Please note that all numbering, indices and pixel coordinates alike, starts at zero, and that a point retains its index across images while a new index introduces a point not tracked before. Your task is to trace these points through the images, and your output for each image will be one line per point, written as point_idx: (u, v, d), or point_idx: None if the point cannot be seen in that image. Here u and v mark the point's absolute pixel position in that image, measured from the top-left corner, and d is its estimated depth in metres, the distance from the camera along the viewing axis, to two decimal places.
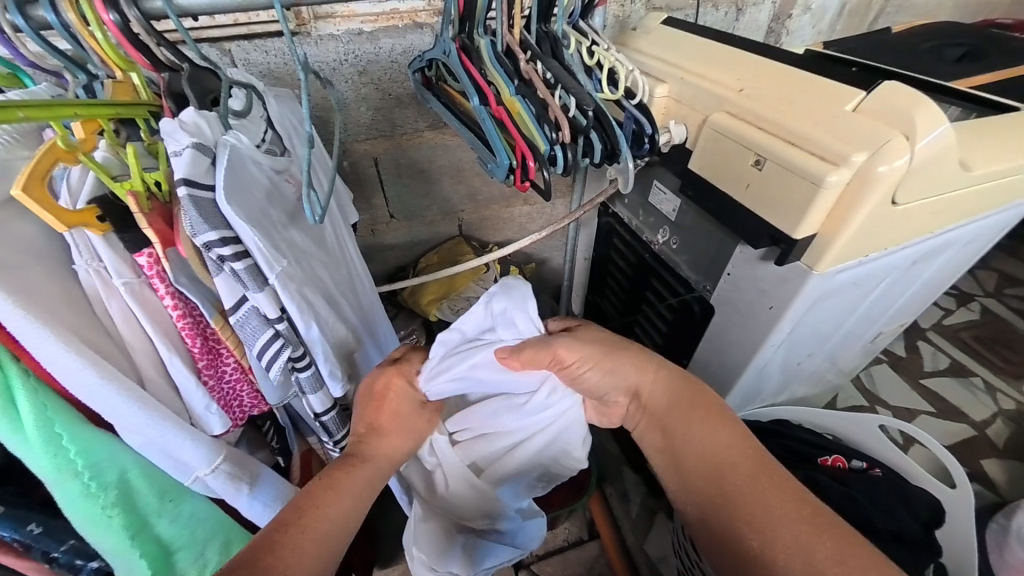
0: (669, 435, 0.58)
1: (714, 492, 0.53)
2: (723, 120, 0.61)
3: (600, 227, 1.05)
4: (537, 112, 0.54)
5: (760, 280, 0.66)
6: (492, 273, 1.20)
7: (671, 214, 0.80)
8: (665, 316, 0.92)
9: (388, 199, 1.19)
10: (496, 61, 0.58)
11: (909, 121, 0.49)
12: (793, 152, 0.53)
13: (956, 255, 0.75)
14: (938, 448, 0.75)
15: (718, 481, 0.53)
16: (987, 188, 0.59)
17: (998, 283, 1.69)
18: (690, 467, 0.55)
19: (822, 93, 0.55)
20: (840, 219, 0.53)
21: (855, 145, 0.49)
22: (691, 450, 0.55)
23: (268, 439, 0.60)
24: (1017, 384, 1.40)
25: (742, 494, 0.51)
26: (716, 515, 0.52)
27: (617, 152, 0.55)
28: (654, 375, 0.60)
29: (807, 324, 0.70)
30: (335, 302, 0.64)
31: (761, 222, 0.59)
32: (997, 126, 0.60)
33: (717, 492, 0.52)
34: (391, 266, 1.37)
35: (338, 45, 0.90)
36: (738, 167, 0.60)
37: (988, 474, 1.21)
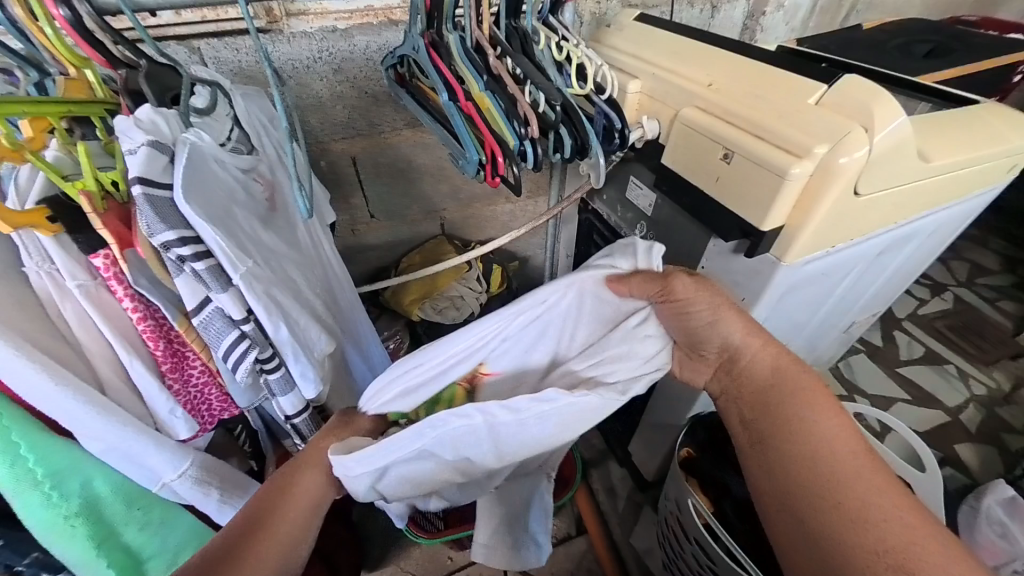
0: (774, 409, 0.53)
1: (786, 455, 0.50)
2: (693, 114, 0.61)
3: (581, 224, 1.05)
4: (507, 107, 0.54)
5: (733, 273, 0.67)
6: (474, 271, 1.20)
7: (648, 209, 0.81)
8: None
9: (367, 199, 1.18)
10: (465, 56, 0.57)
11: (868, 114, 0.50)
12: (758, 145, 0.54)
13: (922, 245, 0.77)
14: (908, 434, 0.77)
15: (812, 463, 0.49)
16: (946, 179, 0.60)
17: (969, 273, 1.74)
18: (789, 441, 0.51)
19: (787, 87, 0.56)
20: (805, 211, 0.54)
21: (817, 137, 0.50)
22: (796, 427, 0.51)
23: (240, 443, 0.61)
24: (988, 370, 1.44)
25: (834, 476, 0.48)
26: (801, 495, 0.49)
27: (587, 148, 0.56)
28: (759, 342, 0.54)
29: (780, 315, 0.71)
30: (308, 302, 0.63)
31: (731, 215, 0.59)
32: (955, 119, 0.62)
33: (798, 464, 0.50)
34: (373, 266, 1.36)
35: (311, 42, 0.89)
36: (708, 161, 0.61)
37: (961, 458, 1.25)
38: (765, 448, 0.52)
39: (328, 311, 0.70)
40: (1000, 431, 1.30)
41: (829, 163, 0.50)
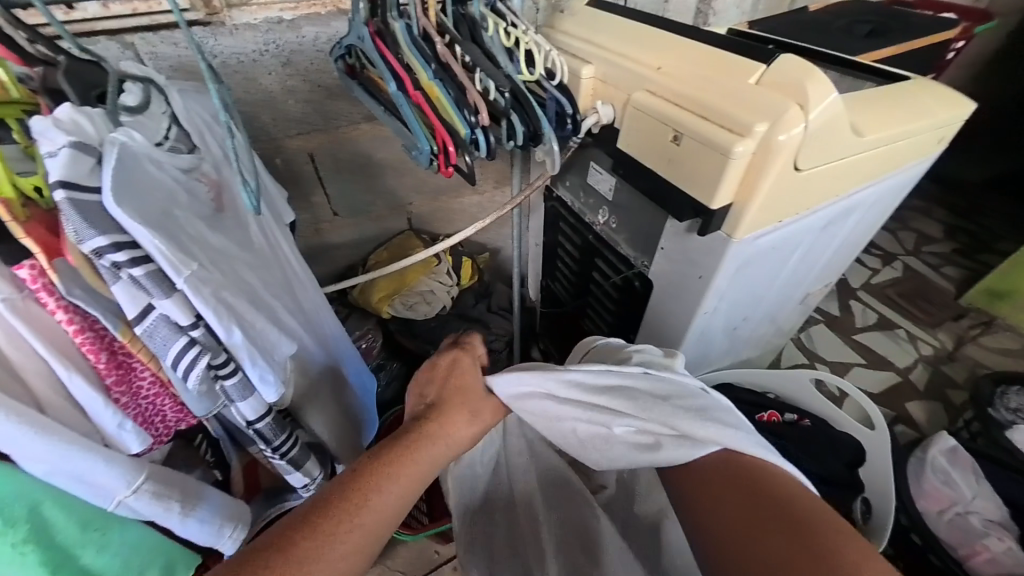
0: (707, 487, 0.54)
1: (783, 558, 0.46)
2: (644, 98, 0.62)
3: (547, 212, 1.05)
4: (457, 96, 0.53)
5: (689, 252, 0.69)
6: (444, 265, 1.19)
7: (609, 194, 0.82)
8: (611, 295, 0.94)
9: (329, 196, 1.15)
10: (412, 45, 0.56)
11: (803, 92, 0.52)
12: (705, 126, 0.55)
13: (864, 216, 0.82)
14: (860, 395, 0.82)
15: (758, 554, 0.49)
16: (881, 152, 0.64)
17: (916, 242, 1.85)
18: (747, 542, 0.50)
19: (729, 68, 0.58)
20: (750, 187, 0.56)
21: (757, 116, 0.52)
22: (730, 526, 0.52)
23: (203, 454, 0.59)
24: (934, 332, 1.55)
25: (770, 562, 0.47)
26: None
27: (540, 133, 0.56)
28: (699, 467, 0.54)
29: (737, 290, 0.74)
30: (265, 304, 0.61)
31: (683, 195, 0.61)
32: (886, 95, 0.65)
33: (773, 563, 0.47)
34: (340, 266, 1.33)
35: (256, 35, 0.85)
36: (659, 143, 0.62)
37: (911, 414, 1.34)
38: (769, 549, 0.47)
39: (288, 312, 0.68)
40: (945, 388, 1.40)
41: (770, 139, 0.52)
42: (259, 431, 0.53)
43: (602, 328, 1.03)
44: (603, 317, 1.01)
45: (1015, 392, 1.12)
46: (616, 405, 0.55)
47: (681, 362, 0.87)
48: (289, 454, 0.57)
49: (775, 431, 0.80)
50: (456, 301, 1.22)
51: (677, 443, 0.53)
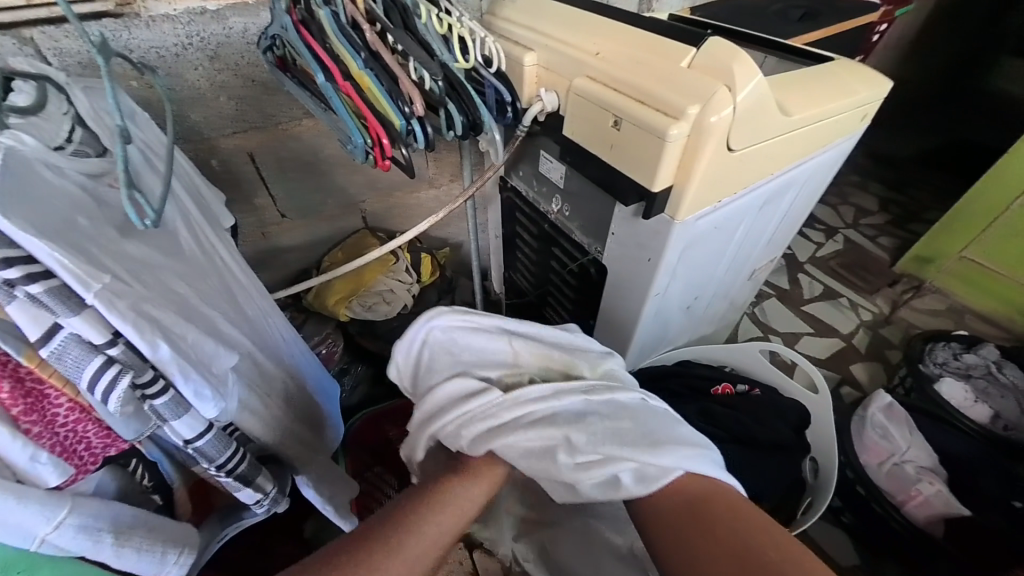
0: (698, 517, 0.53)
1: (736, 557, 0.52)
2: (585, 84, 0.62)
3: (503, 204, 1.05)
4: (389, 85, 0.51)
5: (638, 235, 0.70)
6: (402, 262, 1.16)
7: (560, 182, 0.82)
8: (570, 283, 0.95)
9: (275, 197, 1.09)
10: (340, 33, 0.53)
11: (730, 74, 0.53)
12: (641, 110, 0.56)
13: (799, 193, 0.86)
14: (805, 362, 0.87)
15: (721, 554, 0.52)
16: (808, 130, 0.67)
17: (855, 215, 1.97)
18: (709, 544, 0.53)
19: (663, 52, 0.58)
20: (687, 169, 0.57)
21: (689, 98, 0.53)
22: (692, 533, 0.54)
23: (139, 479, 0.54)
24: (872, 298, 1.66)
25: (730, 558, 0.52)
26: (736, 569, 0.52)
27: (479, 123, 0.56)
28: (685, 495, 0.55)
29: (686, 270, 0.77)
30: (198, 315, 0.57)
31: (626, 179, 0.62)
32: (810, 76, 0.69)
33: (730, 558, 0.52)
34: (293, 269, 1.27)
35: (176, 26, 0.79)
36: (601, 129, 0.62)
37: (855, 376, 1.44)
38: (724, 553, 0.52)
39: (227, 320, 0.64)
40: (884, 349, 1.52)
41: (701, 122, 0.53)
42: (199, 449, 0.50)
43: (563, 315, 1.04)
44: (564, 305, 1.02)
45: (941, 347, 1.23)
46: (573, 437, 0.51)
47: (639, 344, 0.90)
48: (239, 471, 0.55)
49: (730, 403, 0.84)
50: (418, 299, 1.20)
51: (636, 481, 0.53)
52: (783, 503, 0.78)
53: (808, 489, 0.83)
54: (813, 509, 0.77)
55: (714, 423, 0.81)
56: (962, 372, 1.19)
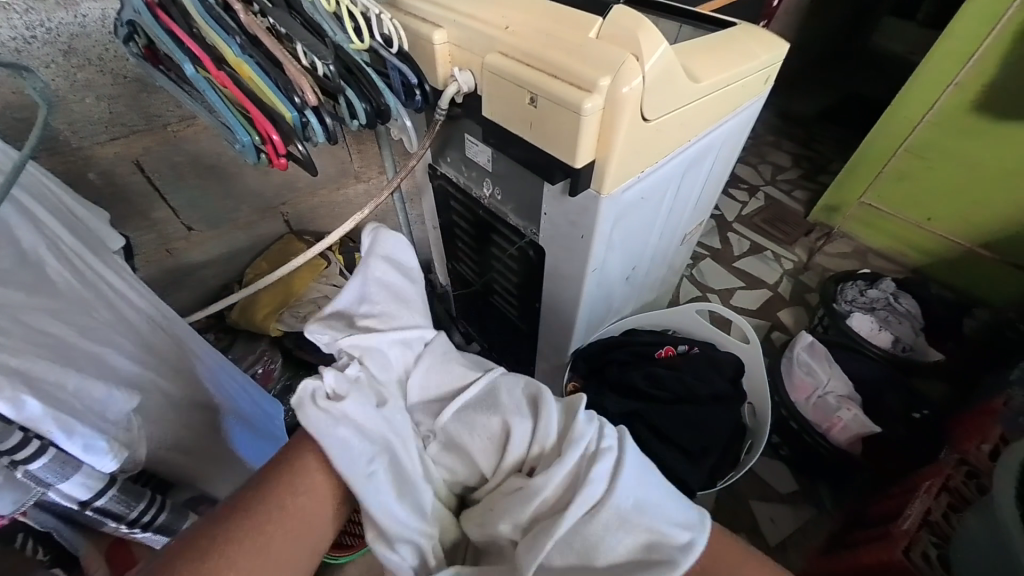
0: None
1: None
2: (497, 60, 0.60)
3: (436, 193, 1.00)
4: (273, 73, 0.45)
5: (569, 214, 0.70)
6: (334, 265, 1.11)
7: (488, 165, 0.79)
8: (512, 268, 0.94)
9: (175, 208, 0.97)
10: (208, 14, 0.46)
11: (636, 43, 0.53)
12: (555, 85, 0.54)
13: (717, 158, 0.90)
14: (736, 316, 0.93)
15: None
16: (717, 96, 0.69)
17: (772, 173, 2.12)
18: None
19: (571, 23, 0.57)
20: (606, 142, 0.57)
21: (600, 71, 0.52)
22: None
23: (33, 554, 0.48)
24: (792, 248, 1.81)
25: None
26: None
27: (386, 110, 0.51)
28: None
29: (619, 242, 0.78)
30: (80, 357, 0.50)
31: (550, 156, 0.61)
32: (716, 44, 0.71)
33: None
34: (212, 286, 1.16)
35: (9, 15, 0.65)
36: (519, 107, 0.60)
37: (783, 321, 1.58)
38: None
39: (122, 355, 0.56)
40: (805, 293, 1.66)
41: (614, 93, 0.53)
42: (102, 508, 0.45)
43: (509, 300, 1.03)
44: (509, 291, 1.01)
45: (850, 286, 1.37)
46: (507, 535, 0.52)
47: (584, 318, 0.91)
48: (155, 518, 0.51)
49: (674, 365, 0.87)
50: None
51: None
52: (729, 449, 0.84)
53: (748, 433, 0.89)
54: (754, 452, 0.84)
55: (661, 387, 0.83)
56: (869, 306, 1.34)
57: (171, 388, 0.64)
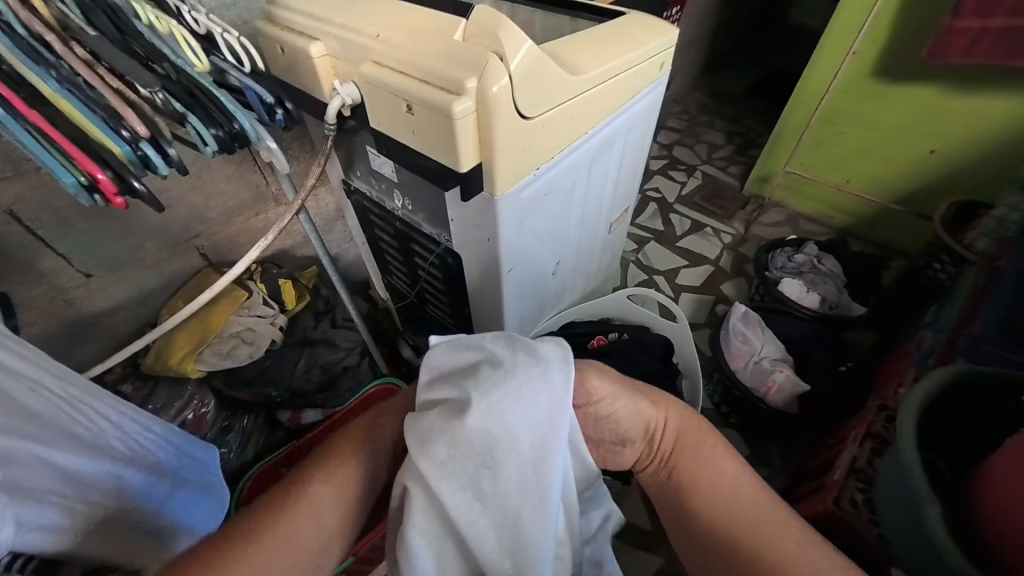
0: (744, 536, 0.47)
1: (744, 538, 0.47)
2: (372, 70, 0.58)
3: (356, 208, 0.98)
4: (95, 105, 0.41)
5: (472, 218, 0.70)
6: (257, 294, 1.06)
7: (393, 176, 0.77)
8: (437, 277, 0.92)
9: (66, 256, 0.89)
10: (14, 47, 0.41)
11: (498, 42, 0.52)
12: (426, 92, 0.53)
13: (625, 146, 0.91)
14: (670, 304, 0.99)
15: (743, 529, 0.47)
16: (605, 86, 0.70)
17: (707, 151, 2.20)
18: (714, 517, 0.50)
19: (437, 26, 0.56)
20: (487, 143, 0.56)
21: (466, 72, 0.51)
22: (717, 503, 0.50)
23: None
24: (730, 222, 1.88)
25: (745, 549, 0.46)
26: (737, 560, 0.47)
27: (241, 132, 0.48)
28: (743, 489, 0.50)
29: (530, 240, 0.78)
30: (26, 489, 0.53)
31: (437, 164, 0.60)
32: (598, 36, 0.72)
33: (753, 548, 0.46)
34: (128, 334, 1.08)
35: None
36: (399, 116, 0.59)
37: (726, 293, 1.64)
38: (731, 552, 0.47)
39: (71, 456, 0.59)
40: (745, 265, 1.72)
41: (484, 94, 0.52)
42: None
43: (445, 312, 1.02)
44: (442, 302, 1.00)
45: (779, 253, 1.46)
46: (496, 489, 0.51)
47: (513, 314, 0.90)
48: None
49: (606, 352, 0.94)
50: (289, 329, 1.10)
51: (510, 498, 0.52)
52: None
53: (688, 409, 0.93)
54: None
55: None
56: (796, 270, 1.43)
57: (147, 520, 0.70)
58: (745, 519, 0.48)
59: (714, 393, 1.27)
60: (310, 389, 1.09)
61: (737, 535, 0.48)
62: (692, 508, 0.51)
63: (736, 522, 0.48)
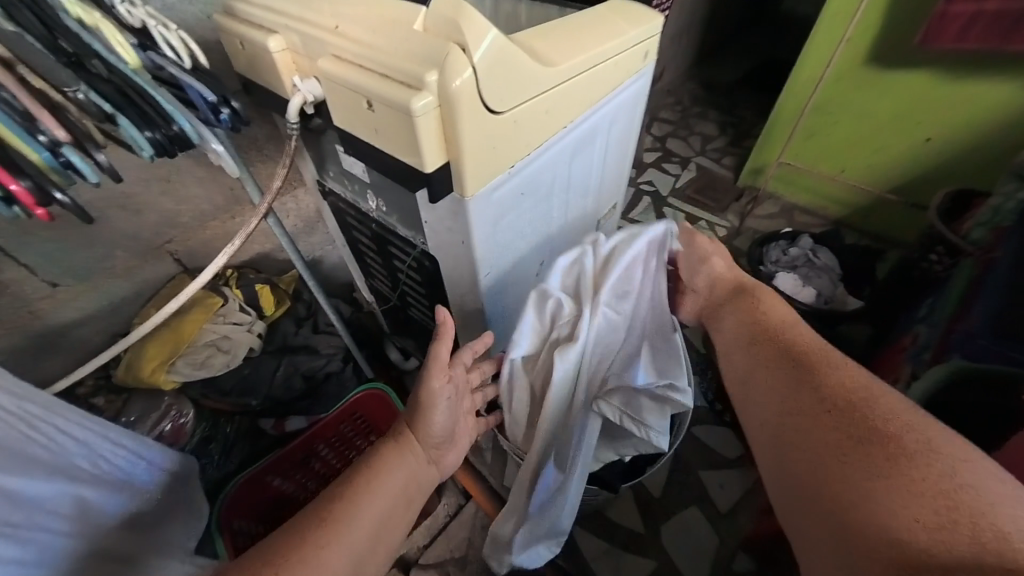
0: (888, 444, 0.46)
1: (885, 441, 0.46)
2: (330, 65, 0.55)
3: (332, 210, 0.94)
4: (5, 105, 0.37)
5: (445, 220, 0.66)
6: (233, 301, 1.03)
7: (364, 176, 0.74)
8: (417, 280, 0.89)
9: (29, 266, 0.85)
10: None
11: (459, 32, 0.48)
12: (384, 87, 0.50)
13: (608, 140, 0.88)
14: None
15: (877, 427, 0.48)
16: (582, 77, 0.67)
17: (701, 143, 2.17)
18: (846, 412, 0.50)
19: (395, 16, 0.52)
20: (453, 141, 0.53)
21: (425, 66, 0.48)
22: (859, 404, 0.50)
23: None
24: (723, 214, 1.84)
25: (882, 440, 0.46)
26: (855, 443, 0.47)
27: (180, 133, 0.45)
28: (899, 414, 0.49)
29: (509, 241, 0.75)
30: None
31: (401, 164, 0.56)
32: (574, 25, 0.68)
33: (896, 452, 0.45)
34: (102, 344, 1.04)
35: None
36: (361, 114, 0.55)
37: None
38: (856, 438, 0.47)
39: (28, 480, 0.55)
40: (739, 259, 1.69)
41: (445, 88, 0.48)
42: None
43: (428, 315, 0.99)
44: (424, 305, 0.97)
45: (774, 247, 1.44)
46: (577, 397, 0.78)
47: (496, 317, 0.88)
48: None
49: None
50: (268, 335, 1.07)
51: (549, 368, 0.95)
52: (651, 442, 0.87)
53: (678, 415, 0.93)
54: (681, 429, 0.85)
55: None
56: (791, 264, 1.40)
57: (111, 546, 0.66)
58: (888, 431, 0.47)
59: (708, 391, 1.25)
60: (292, 397, 1.06)
61: (873, 432, 0.47)
62: (820, 402, 0.53)
63: (871, 424, 0.48)
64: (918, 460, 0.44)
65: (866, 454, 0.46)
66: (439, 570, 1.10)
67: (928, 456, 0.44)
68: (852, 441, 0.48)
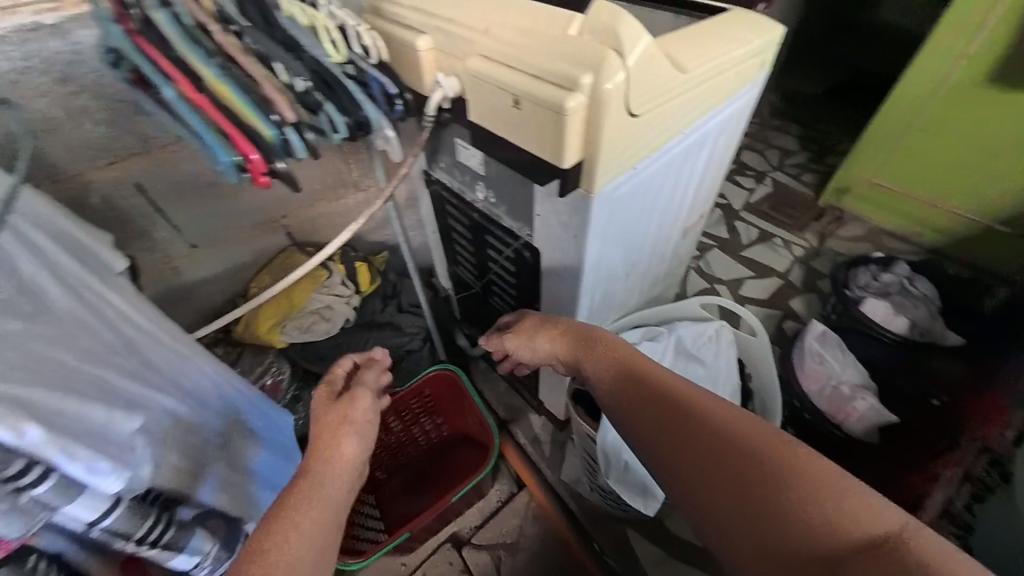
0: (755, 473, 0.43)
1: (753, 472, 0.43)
2: (479, 64, 0.59)
3: (433, 198, 1.01)
4: (250, 92, 0.45)
5: (559, 214, 0.70)
6: (336, 275, 1.12)
7: (479, 168, 0.79)
8: (508, 269, 0.93)
9: (177, 227, 0.98)
10: (189, 39, 0.46)
11: (617, 38, 0.51)
12: (537, 86, 0.53)
13: (714, 148, 0.88)
14: (739, 309, 0.92)
15: (727, 453, 0.45)
16: (707, 85, 0.68)
17: (780, 157, 2.08)
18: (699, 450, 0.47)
19: (549, 22, 0.56)
20: (592, 140, 0.56)
21: (581, 68, 0.51)
22: (697, 438, 0.47)
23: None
24: (802, 233, 1.76)
25: (764, 467, 0.43)
26: (742, 492, 0.43)
27: (366, 120, 0.50)
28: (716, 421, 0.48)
29: (612, 239, 0.77)
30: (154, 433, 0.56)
31: (534, 157, 0.60)
32: (704, 34, 0.69)
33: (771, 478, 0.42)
34: (217, 303, 1.17)
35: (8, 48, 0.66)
36: (504, 111, 0.60)
37: (794, 309, 1.54)
38: (734, 481, 0.44)
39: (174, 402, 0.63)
40: (817, 280, 1.61)
41: (597, 90, 0.51)
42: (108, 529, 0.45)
43: (510, 305, 1.03)
44: (508, 295, 1.01)
45: (862, 271, 1.34)
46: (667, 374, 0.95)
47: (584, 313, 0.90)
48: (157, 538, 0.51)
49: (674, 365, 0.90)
50: (360, 310, 1.16)
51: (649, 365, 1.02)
52: None
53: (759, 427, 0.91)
54: None
55: None
56: (882, 291, 1.31)
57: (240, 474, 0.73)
58: (744, 460, 0.44)
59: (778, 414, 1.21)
60: None
61: (737, 463, 0.44)
62: (683, 451, 0.48)
63: (711, 444, 0.46)
64: (774, 464, 0.43)
65: (751, 497, 0.43)
66: (491, 552, 1.14)
67: (773, 458, 0.43)
68: (729, 479, 0.45)
